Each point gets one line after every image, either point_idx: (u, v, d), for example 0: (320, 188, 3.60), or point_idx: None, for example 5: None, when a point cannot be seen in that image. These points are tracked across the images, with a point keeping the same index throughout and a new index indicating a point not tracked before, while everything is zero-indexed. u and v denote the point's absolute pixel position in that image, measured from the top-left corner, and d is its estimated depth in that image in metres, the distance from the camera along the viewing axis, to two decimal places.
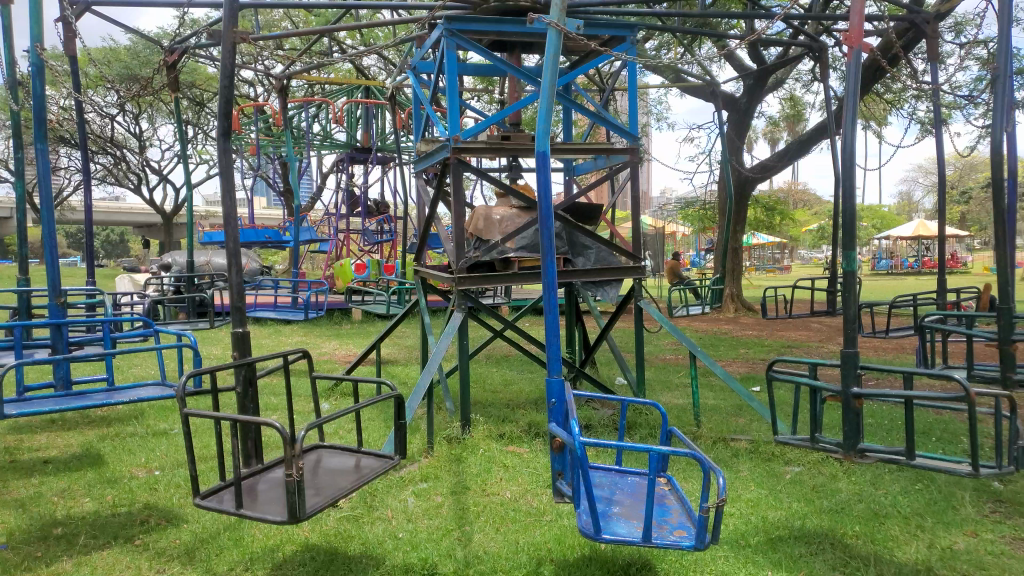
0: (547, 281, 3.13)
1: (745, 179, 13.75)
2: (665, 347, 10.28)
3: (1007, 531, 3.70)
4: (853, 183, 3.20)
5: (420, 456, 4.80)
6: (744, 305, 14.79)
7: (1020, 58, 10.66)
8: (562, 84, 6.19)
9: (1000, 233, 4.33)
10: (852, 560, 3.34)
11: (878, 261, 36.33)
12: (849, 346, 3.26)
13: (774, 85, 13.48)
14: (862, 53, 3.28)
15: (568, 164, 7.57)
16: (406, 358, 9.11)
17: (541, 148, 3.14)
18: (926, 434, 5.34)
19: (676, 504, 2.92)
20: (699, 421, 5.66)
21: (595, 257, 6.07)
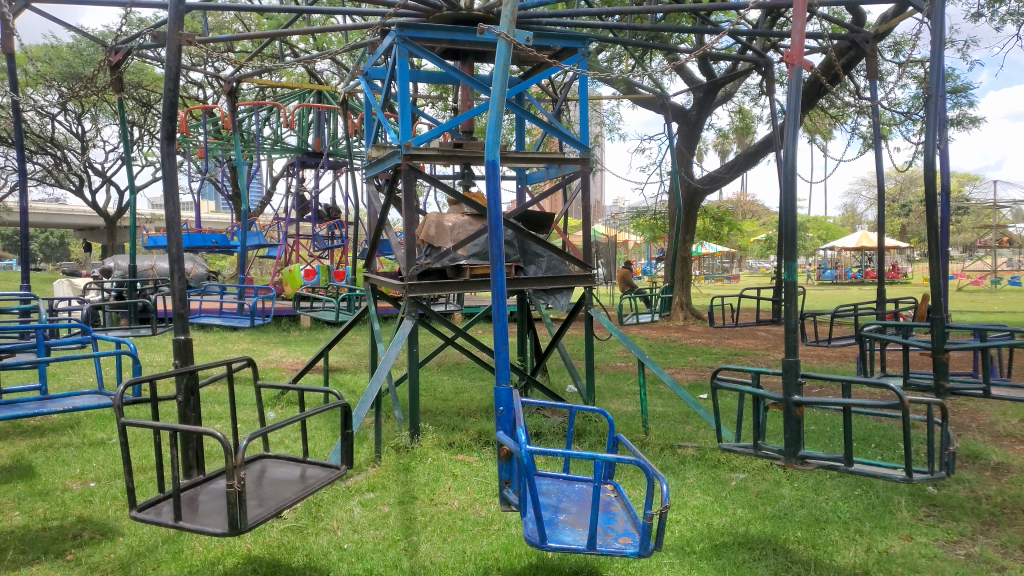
0: (496, 290, 3.13)
1: (694, 191, 13.97)
2: (616, 355, 10.37)
3: (941, 534, 3.82)
4: (795, 195, 3.28)
5: (367, 466, 4.75)
6: (692, 313, 14.99)
7: (955, 78, 11.08)
8: (514, 94, 6.21)
9: (935, 249, 4.48)
10: (794, 564, 3.41)
11: (823, 271, 37.25)
12: (790, 355, 3.34)
13: (723, 99, 13.76)
14: (803, 70, 3.37)
15: (521, 173, 7.58)
16: (355, 367, 9.01)
17: (490, 158, 3.15)
18: (866, 440, 5.49)
19: (622, 511, 2.94)
20: (647, 429, 5.73)
21: (547, 265, 6.08)
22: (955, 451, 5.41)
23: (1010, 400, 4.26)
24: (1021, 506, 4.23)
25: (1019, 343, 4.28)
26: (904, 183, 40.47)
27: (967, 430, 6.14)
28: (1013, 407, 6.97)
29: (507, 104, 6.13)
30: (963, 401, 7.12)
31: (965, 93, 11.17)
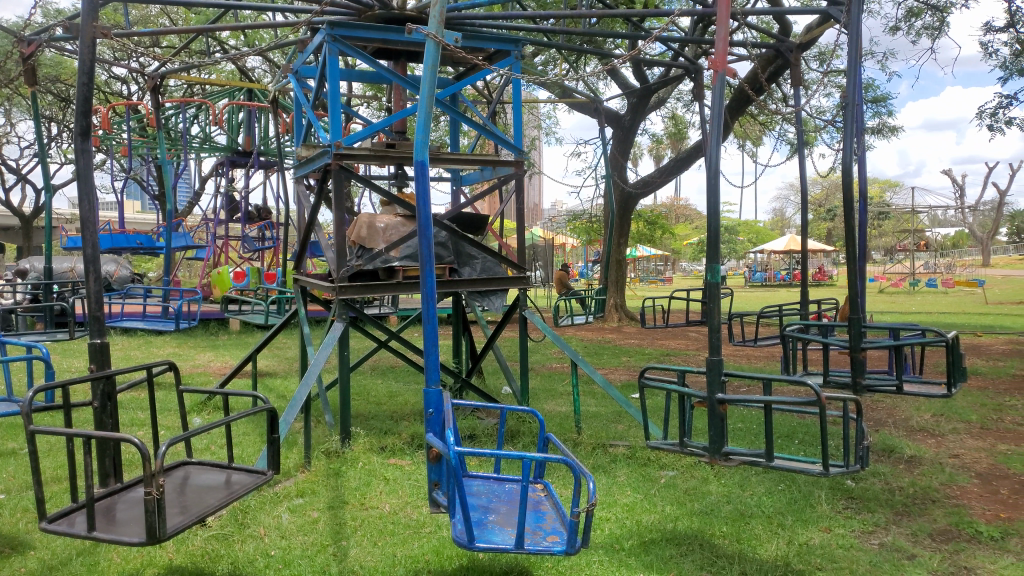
0: (426, 291, 3.12)
1: (628, 196, 14.20)
2: (551, 356, 10.44)
3: (857, 526, 3.98)
4: (718, 199, 3.38)
5: (296, 471, 4.67)
6: (627, 315, 15.22)
7: (874, 87, 11.53)
8: (446, 94, 6.20)
9: (853, 250, 4.66)
10: (718, 559, 3.50)
11: (753, 274, 38.28)
12: (714, 355, 3.42)
13: (656, 104, 14.01)
14: (727, 77, 3.47)
15: (455, 174, 7.56)
16: (287, 371, 8.83)
17: (420, 158, 3.14)
18: (789, 437, 5.68)
19: (551, 510, 2.97)
20: (579, 429, 5.80)
21: (481, 267, 6.07)
22: (872, 445, 5.64)
23: (921, 396, 4.47)
24: (930, 497, 4.45)
25: (929, 342, 4.49)
26: (829, 189, 41.97)
27: (885, 426, 6.40)
28: (926, 403, 7.32)
29: (440, 105, 6.11)
30: (881, 398, 7.42)
31: (884, 102, 11.67)
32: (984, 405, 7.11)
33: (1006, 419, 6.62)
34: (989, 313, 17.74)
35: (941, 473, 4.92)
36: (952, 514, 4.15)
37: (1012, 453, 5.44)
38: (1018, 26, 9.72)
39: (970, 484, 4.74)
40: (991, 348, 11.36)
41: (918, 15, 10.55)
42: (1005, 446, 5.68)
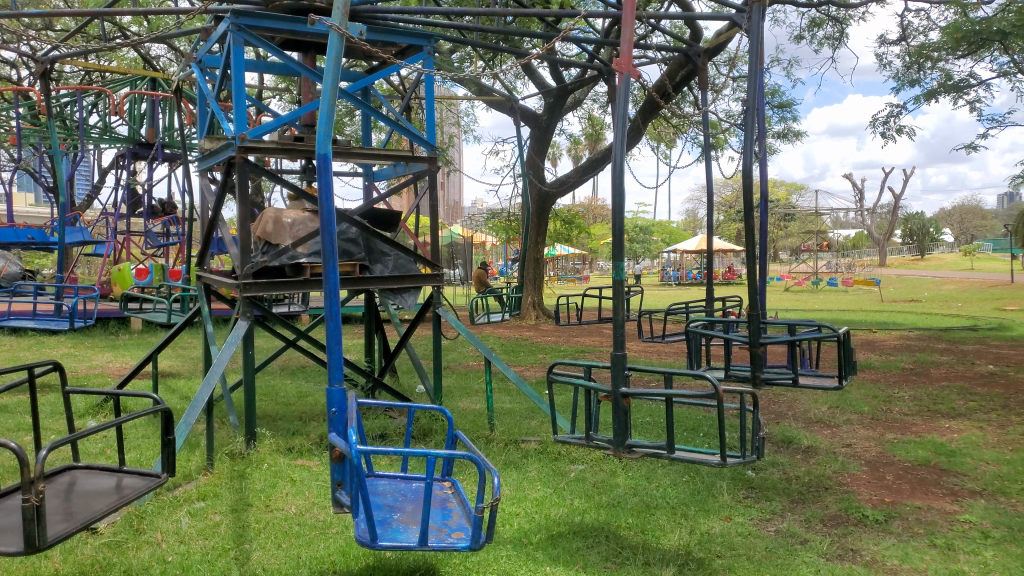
0: (329, 288, 3.07)
1: (545, 195, 14.32)
2: (467, 354, 10.44)
3: (755, 514, 4.15)
4: (623, 198, 3.45)
5: (198, 474, 4.51)
6: (544, 313, 15.34)
7: (779, 94, 11.99)
8: (356, 88, 6.10)
9: (753, 249, 4.83)
10: (623, 550, 3.58)
11: (666, 272, 39.16)
12: (618, 349, 3.50)
13: (573, 105, 14.18)
14: (632, 79, 3.55)
15: (368, 169, 7.43)
16: (191, 371, 8.51)
17: (322, 151, 3.08)
18: (694, 430, 5.87)
19: (457, 507, 2.98)
20: (492, 425, 5.81)
21: (394, 264, 5.99)
22: (772, 437, 5.88)
23: (814, 388, 4.69)
24: (824, 484, 4.68)
25: (823, 337, 4.72)
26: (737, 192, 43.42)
27: (785, 418, 6.69)
28: (823, 396, 7.68)
29: (351, 99, 6.01)
30: (781, 392, 7.75)
31: (789, 108, 12.18)
32: (876, 397, 7.52)
33: (894, 410, 7.02)
34: (880, 311, 18.79)
35: (835, 462, 5.18)
36: (842, 500, 4.38)
37: (899, 441, 5.78)
38: (909, 40, 10.33)
39: (860, 471, 5.01)
40: (883, 343, 12.03)
41: (820, 25, 11.08)
42: (892, 435, 6.03)
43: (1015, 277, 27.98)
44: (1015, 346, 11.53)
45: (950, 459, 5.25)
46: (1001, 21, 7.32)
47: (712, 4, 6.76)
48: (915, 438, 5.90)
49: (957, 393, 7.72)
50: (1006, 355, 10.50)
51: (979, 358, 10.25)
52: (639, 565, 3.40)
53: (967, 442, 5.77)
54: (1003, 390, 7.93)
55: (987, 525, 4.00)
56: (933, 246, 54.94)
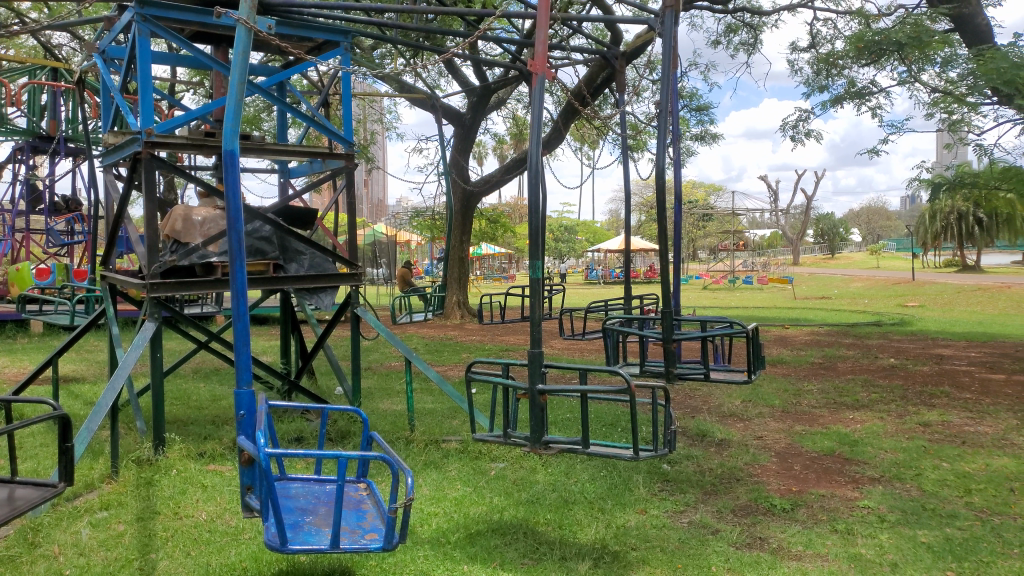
0: (236, 287, 2.99)
1: (469, 194, 14.30)
2: (389, 355, 10.32)
3: (670, 506, 4.27)
4: (540, 197, 3.48)
5: (101, 482, 4.33)
6: (469, 312, 15.30)
7: (696, 97, 12.32)
8: (271, 83, 5.95)
9: (666, 248, 4.94)
10: (540, 545, 3.62)
11: (590, 270, 39.64)
12: (535, 347, 3.53)
13: (497, 105, 14.21)
14: (547, 80, 3.58)
15: (283, 166, 7.25)
16: (96, 375, 8.13)
17: (229, 147, 2.99)
18: (612, 425, 5.97)
19: (372, 507, 2.95)
20: (412, 426, 5.77)
21: (309, 263, 5.88)
22: (688, 430, 6.04)
23: (725, 382, 4.85)
24: (735, 476, 4.85)
25: (733, 333, 4.88)
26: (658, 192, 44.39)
27: (700, 412, 6.88)
28: (737, 390, 7.94)
29: (265, 94, 5.86)
30: (697, 386, 7.97)
31: (706, 111, 12.52)
32: (787, 391, 7.82)
33: (803, 402, 7.31)
34: (793, 308, 19.61)
35: (746, 454, 5.37)
36: (752, 491, 4.54)
37: (806, 433, 6.04)
38: (818, 48, 10.80)
39: (769, 462, 5.21)
40: (795, 339, 12.51)
41: (735, 32, 11.47)
42: (800, 427, 6.29)
43: (916, 275, 29.61)
44: (914, 340, 12.20)
45: (852, 448, 5.51)
46: (898, 33, 7.76)
47: (631, 7, 6.89)
48: (821, 430, 6.16)
49: (862, 386, 8.09)
50: (907, 349, 11.07)
51: (882, 352, 10.80)
52: (556, 560, 3.44)
53: (869, 432, 6.07)
54: (902, 382, 8.37)
55: (883, 509, 4.22)
56: (842, 245, 57.45)
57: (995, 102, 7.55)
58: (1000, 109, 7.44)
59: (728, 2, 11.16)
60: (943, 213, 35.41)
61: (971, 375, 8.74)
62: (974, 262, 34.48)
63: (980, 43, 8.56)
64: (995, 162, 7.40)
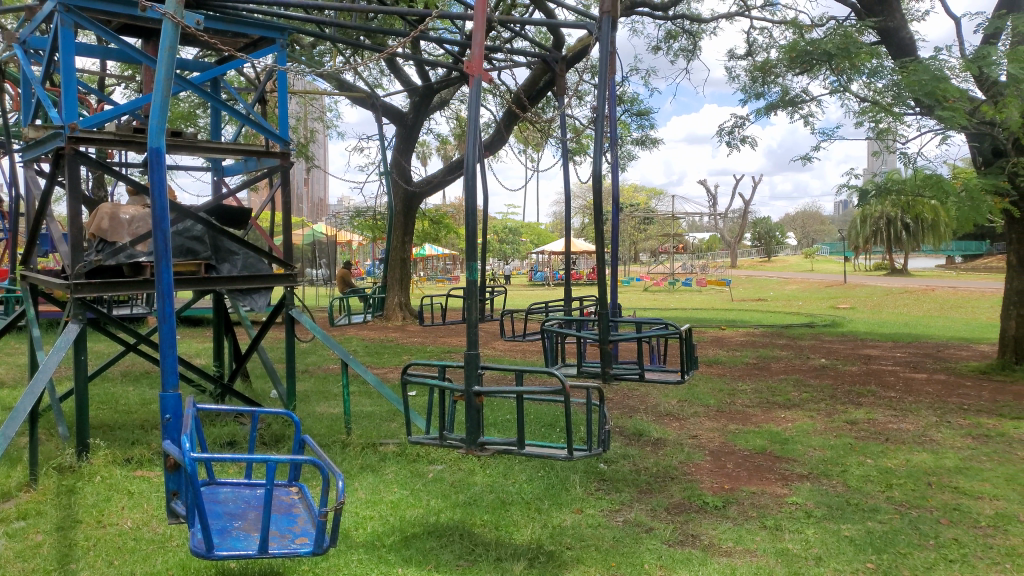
0: (162, 288, 2.91)
1: (411, 195, 14.20)
2: (327, 357, 10.17)
3: (605, 505, 4.32)
4: (477, 198, 3.48)
5: (19, 491, 4.15)
6: (410, 313, 15.17)
7: (638, 102, 12.49)
8: (203, 79, 5.81)
9: (603, 250, 5.00)
10: (476, 547, 3.63)
11: (534, 272, 39.80)
12: (472, 349, 3.53)
13: (439, 105, 14.15)
14: (483, 82, 3.59)
15: (216, 163, 7.08)
16: (17, 379, 7.80)
17: (154, 144, 2.91)
18: (550, 426, 6.01)
19: (303, 511, 2.91)
20: (348, 429, 5.70)
21: (242, 263, 5.77)
22: (625, 430, 6.13)
23: (659, 383, 4.93)
24: (670, 475, 4.94)
25: (667, 334, 4.98)
26: None
27: (638, 412, 6.98)
28: (674, 390, 8.10)
29: (197, 89, 5.71)
30: (635, 386, 8.09)
31: (646, 116, 12.71)
32: (722, 390, 8.01)
33: (737, 402, 7.50)
34: (731, 310, 20.04)
35: (681, 453, 5.47)
36: (685, 489, 4.63)
37: (739, 432, 6.19)
38: (755, 56, 11.08)
39: (703, 461, 5.33)
40: (731, 340, 12.81)
41: (675, 38, 11.69)
42: (734, 426, 6.45)
43: (847, 277, 30.62)
44: (843, 341, 12.63)
45: (782, 446, 5.68)
46: (828, 43, 8.05)
47: (574, 11, 6.93)
48: (753, 428, 6.32)
49: (793, 386, 8.34)
50: (837, 350, 11.45)
51: (813, 352, 11.16)
52: (492, 561, 3.45)
53: (799, 430, 6.27)
54: (832, 382, 8.66)
55: (810, 505, 4.36)
56: (778, 249, 59.04)
57: (918, 112, 7.87)
58: (923, 119, 7.76)
59: (668, 9, 11.37)
60: (873, 219, 36.71)
61: (895, 375, 9.09)
62: (900, 266, 35.84)
63: (905, 55, 8.91)
64: (918, 170, 7.72)
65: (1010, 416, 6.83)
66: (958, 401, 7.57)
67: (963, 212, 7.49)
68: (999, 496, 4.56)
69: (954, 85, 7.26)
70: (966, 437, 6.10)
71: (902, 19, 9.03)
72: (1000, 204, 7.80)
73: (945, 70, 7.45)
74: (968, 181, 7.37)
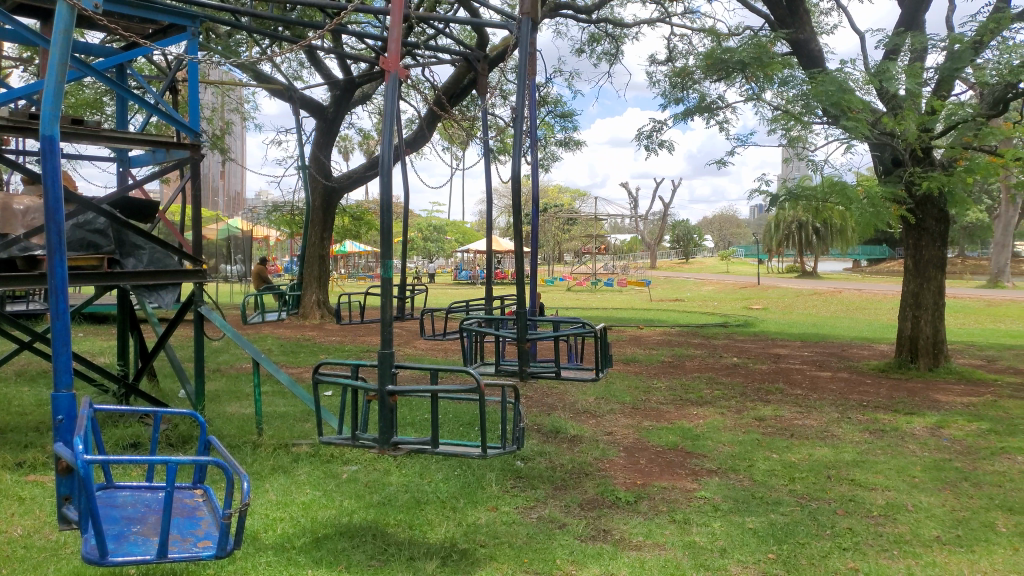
0: (55, 284, 2.76)
1: (331, 190, 13.93)
2: (241, 356, 9.88)
3: (520, 502, 4.36)
4: (394, 196, 3.44)
5: None
6: (328, 312, 14.87)
7: (560, 103, 12.62)
8: (107, 65, 5.55)
9: (523, 249, 5.03)
10: (389, 547, 3.59)
11: (458, 271, 39.66)
12: (386, 348, 3.49)
13: (360, 100, 13.93)
14: (400, 79, 3.56)
15: (122, 154, 6.78)
16: None
17: (47, 132, 2.76)
18: (468, 425, 6.00)
19: (207, 514, 2.83)
20: (259, 430, 5.55)
21: (148, 258, 5.55)
22: (542, 427, 6.19)
23: (575, 380, 4.99)
24: (584, 471, 5.02)
25: (583, 333, 5.04)
26: None
27: (555, 409, 7.07)
28: (591, 388, 8.23)
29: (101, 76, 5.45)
30: (553, 384, 8.19)
31: (569, 118, 12.87)
32: (638, 388, 8.19)
33: (652, 399, 7.68)
34: (650, 309, 20.50)
35: (596, 449, 5.57)
36: (599, 485, 4.72)
37: (652, 428, 6.35)
38: (675, 61, 11.37)
39: (617, 457, 5.43)
40: (648, 338, 13.10)
41: (598, 41, 11.89)
42: (648, 423, 6.60)
43: (760, 279, 31.77)
44: (755, 340, 13.10)
45: (693, 442, 5.85)
46: (743, 52, 8.33)
47: (497, 10, 6.95)
48: (666, 425, 6.49)
49: (706, 383, 8.61)
50: (748, 349, 11.86)
51: (726, 351, 11.55)
52: (404, 561, 3.43)
53: (709, 426, 6.48)
54: (743, 379, 8.98)
55: (717, 499, 4.51)
56: (694, 251, 60.77)
57: (825, 121, 8.23)
58: (829, 129, 8.13)
59: (591, 12, 11.54)
60: (784, 224, 38.22)
61: (802, 373, 9.50)
62: (810, 269, 37.43)
63: (814, 67, 9.30)
64: (826, 177, 8.08)
65: (905, 411, 7.23)
66: (858, 398, 7.96)
67: (865, 218, 7.85)
68: (891, 486, 4.83)
69: (858, 97, 7.62)
70: (863, 431, 6.43)
71: (812, 32, 9.43)
72: (898, 210, 8.23)
73: (850, 82, 7.82)
74: (870, 188, 7.75)
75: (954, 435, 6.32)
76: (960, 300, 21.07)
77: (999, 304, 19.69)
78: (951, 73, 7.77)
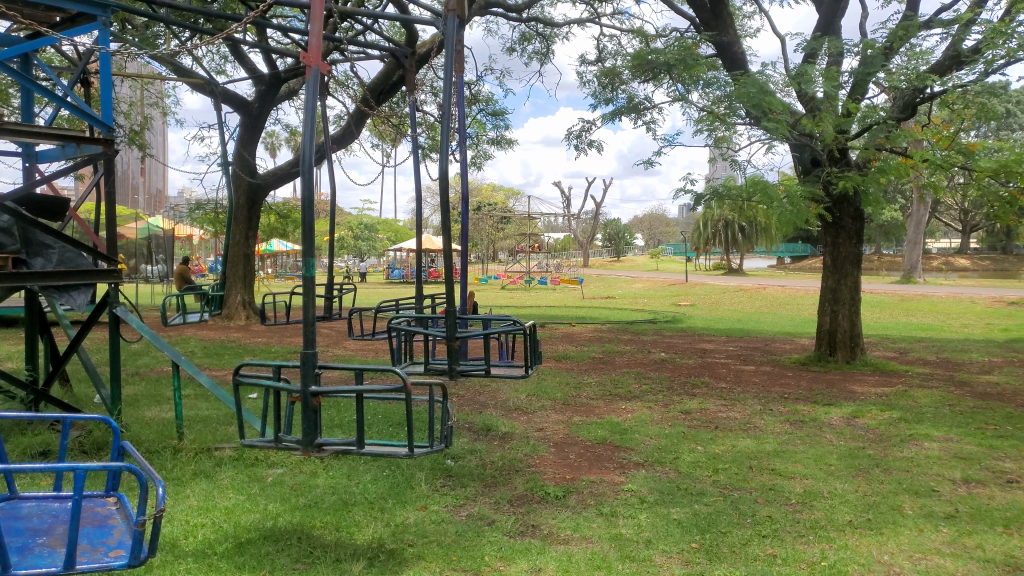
0: None
1: (255, 187, 13.58)
2: (161, 359, 9.54)
3: (449, 500, 4.35)
4: (319, 194, 3.39)
5: None
6: (255, 312, 14.51)
7: (490, 101, 12.60)
8: (12, 55, 5.27)
9: (452, 248, 5.01)
10: (315, 549, 3.54)
11: (390, 270, 39.17)
12: (309, 348, 3.43)
13: (286, 95, 13.64)
14: (322, 75, 3.50)
15: (28, 148, 6.44)
16: None
17: None
18: (398, 425, 5.94)
19: (120, 523, 2.72)
20: (180, 434, 5.38)
21: (58, 258, 5.24)
22: (473, 426, 6.18)
23: (504, 378, 4.99)
24: (515, 467, 5.04)
25: (512, 330, 5.05)
26: None
27: (487, 407, 7.08)
28: (523, 385, 8.27)
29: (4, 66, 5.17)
30: (485, 382, 8.19)
31: (500, 117, 12.87)
32: (569, 384, 8.28)
33: (582, 395, 7.77)
34: (582, 307, 20.70)
35: (526, 446, 5.60)
36: (528, 481, 4.75)
37: (582, 424, 6.42)
38: (604, 62, 11.53)
39: (547, 453, 5.48)
40: (580, 336, 13.24)
41: (529, 40, 11.95)
42: (578, 418, 6.67)
43: (688, 277, 32.44)
44: (683, 336, 13.39)
45: (622, 437, 5.95)
46: (668, 54, 8.49)
47: (424, 7, 6.90)
48: (596, 420, 6.57)
49: (635, 379, 8.76)
50: (676, 344, 12.12)
51: (655, 347, 11.77)
52: (330, 563, 3.38)
53: (637, 421, 6.60)
54: (670, 374, 9.17)
55: (644, 492, 4.61)
56: (624, 249, 61.65)
57: (746, 122, 8.47)
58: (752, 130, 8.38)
59: (522, 11, 11.56)
60: (711, 223, 39.15)
61: (727, 367, 9.76)
62: (736, 266, 38.49)
63: (735, 69, 9.57)
64: (749, 177, 8.32)
65: (823, 403, 7.51)
66: (779, 390, 8.23)
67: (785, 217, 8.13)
68: (808, 475, 5.02)
69: (777, 99, 7.88)
70: (784, 422, 6.66)
71: (735, 35, 9.68)
72: (816, 209, 8.55)
73: (770, 84, 8.07)
74: (790, 187, 8.02)
75: (868, 424, 6.60)
76: (876, 295, 21.99)
77: (911, 299, 20.65)
78: (864, 76, 8.09)
